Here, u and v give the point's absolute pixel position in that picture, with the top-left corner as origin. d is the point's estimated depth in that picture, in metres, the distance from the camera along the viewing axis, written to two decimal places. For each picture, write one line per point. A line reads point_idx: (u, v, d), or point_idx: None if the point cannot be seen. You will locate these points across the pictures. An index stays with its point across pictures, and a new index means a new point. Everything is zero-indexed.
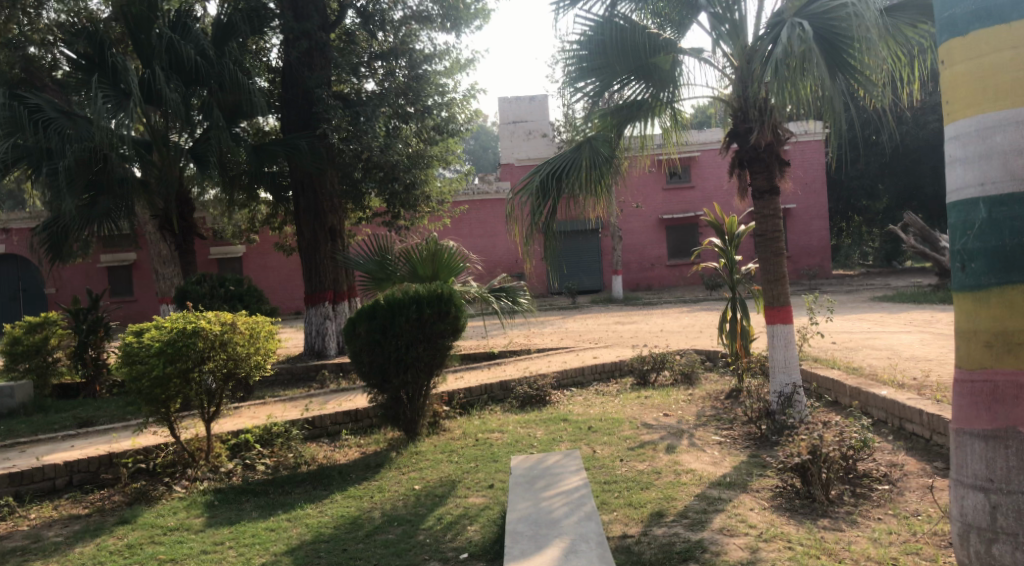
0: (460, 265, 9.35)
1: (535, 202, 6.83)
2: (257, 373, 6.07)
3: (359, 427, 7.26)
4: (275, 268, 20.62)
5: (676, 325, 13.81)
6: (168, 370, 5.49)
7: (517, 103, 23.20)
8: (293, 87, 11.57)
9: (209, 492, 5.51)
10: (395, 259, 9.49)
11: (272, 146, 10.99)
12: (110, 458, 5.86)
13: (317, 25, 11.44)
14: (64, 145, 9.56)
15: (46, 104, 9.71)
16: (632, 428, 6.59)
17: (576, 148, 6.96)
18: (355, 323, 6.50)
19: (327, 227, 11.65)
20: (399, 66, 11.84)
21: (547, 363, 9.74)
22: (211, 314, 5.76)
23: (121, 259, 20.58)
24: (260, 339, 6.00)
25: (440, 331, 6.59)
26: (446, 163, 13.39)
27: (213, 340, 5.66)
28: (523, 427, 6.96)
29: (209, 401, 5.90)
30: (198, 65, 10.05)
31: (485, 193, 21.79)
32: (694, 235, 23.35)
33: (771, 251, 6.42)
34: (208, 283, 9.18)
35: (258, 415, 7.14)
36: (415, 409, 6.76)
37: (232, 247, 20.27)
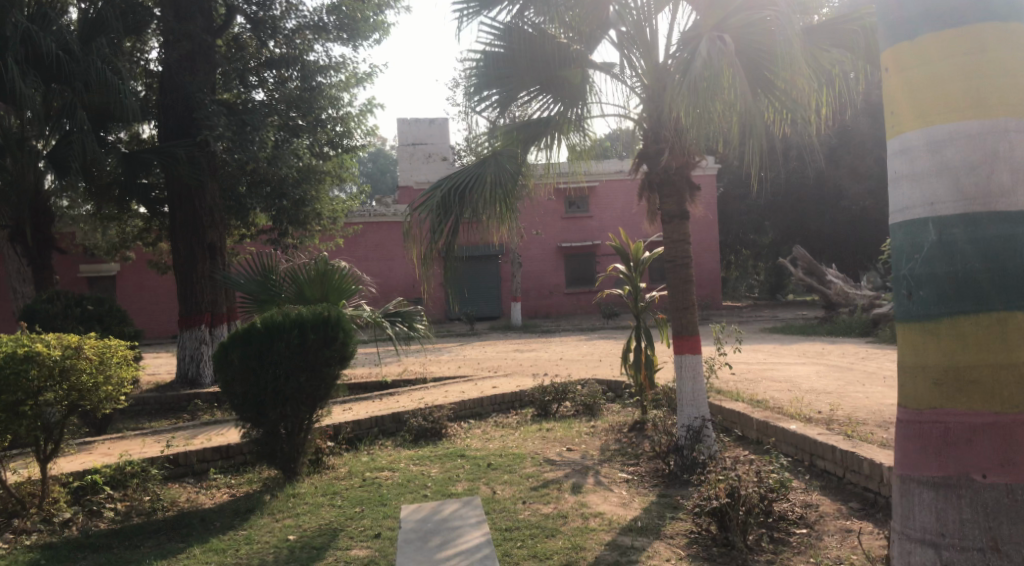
0: (352, 287, 8.67)
1: (434, 219, 6.35)
2: (106, 407, 5.18)
3: (230, 465, 6.46)
4: (152, 288, 19.14)
5: (575, 354, 13.55)
6: None
7: (417, 125, 22.71)
8: (172, 93, 10.39)
9: (36, 549, 4.61)
10: (279, 279, 8.75)
11: (144, 153, 9.88)
12: None
13: (201, 26, 10.48)
14: None
15: None
16: (534, 465, 6.12)
17: (480, 162, 6.52)
18: (227, 348, 5.78)
19: (206, 244, 10.65)
20: (291, 76, 11.16)
21: (442, 393, 9.17)
22: (50, 337, 4.89)
23: None
24: (112, 366, 5.11)
25: (325, 359, 5.93)
26: (340, 180, 12.68)
27: (49, 369, 4.77)
28: (417, 465, 6.35)
29: (46, 437, 5.01)
30: (60, 61, 8.88)
31: (382, 215, 21.08)
32: (592, 264, 23.42)
33: (680, 277, 6.15)
34: (60, 301, 8.15)
35: (110, 454, 6.25)
36: (295, 445, 6.05)
37: (103, 265, 18.63)
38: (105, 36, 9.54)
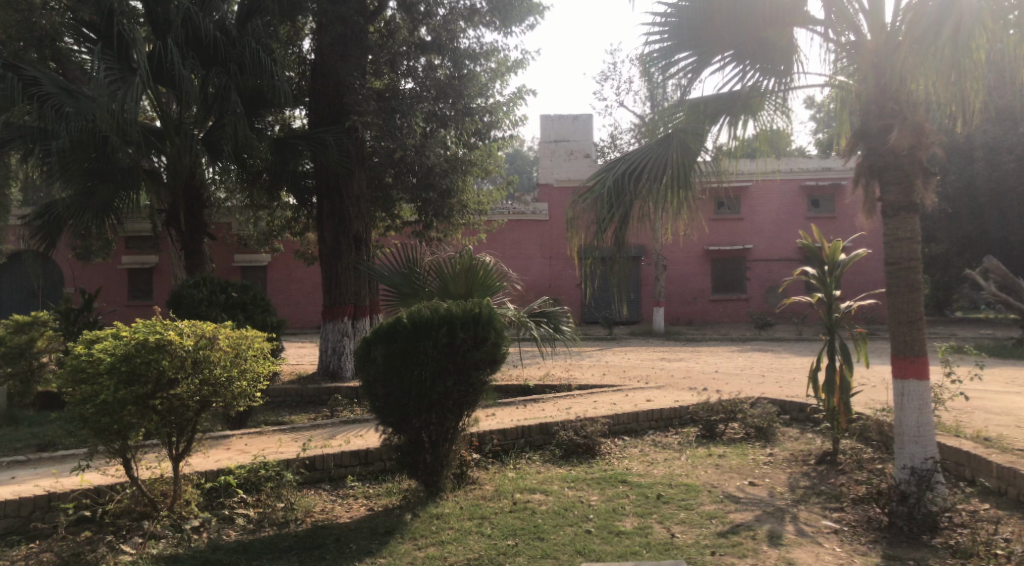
0: (497, 284, 7.95)
1: (603, 206, 5.54)
2: (241, 403, 4.76)
3: (369, 472, 5.90)
4: (300, 278, 19.50)
5: (732, 367, 12.28)
6: (120, 395, 4.21)
7: (561, 122, 21.97)
8: (323, 79, 10.31)
9: (161, 562, 4.15)
10: (423, 273, 8.25)
11: (295, 139, 9.78)
12: (49, 500, 4.54)
13: (355, 9, 10.15)
14: (60, 123, 8.15)
15: (44, 78, 8.29)
16: (713, 501, 5.15)
17: (660, 142, 5.67)
18: (370, 344, 5.20)
19: (351, 234, 10.32)
20: (442, 65, 10.51)
21: (592, 404, 8.30)
22: (184, 325, 4.50)
23: (143, 261, 18.93)
24: (248, 359, 4.70)
25: (474, 362, 5.24)
26: (485, 172, 12.10)
27: (180, 360, 4.38)
28: (573, 490, 5.51)
29: (179, 433, 4.59)
30: (218, 43, 8.82)
31: (522, 213, 20.50)
32: (743, 269, 21.81)
33: (904, 284, 4.94)
34: (207, 287, 7.98)
35: (246, 452, 5.83)
36: (440, 456, 5.38)
37: (256, 255, 19.13)
38: (259, 19, 9.39)
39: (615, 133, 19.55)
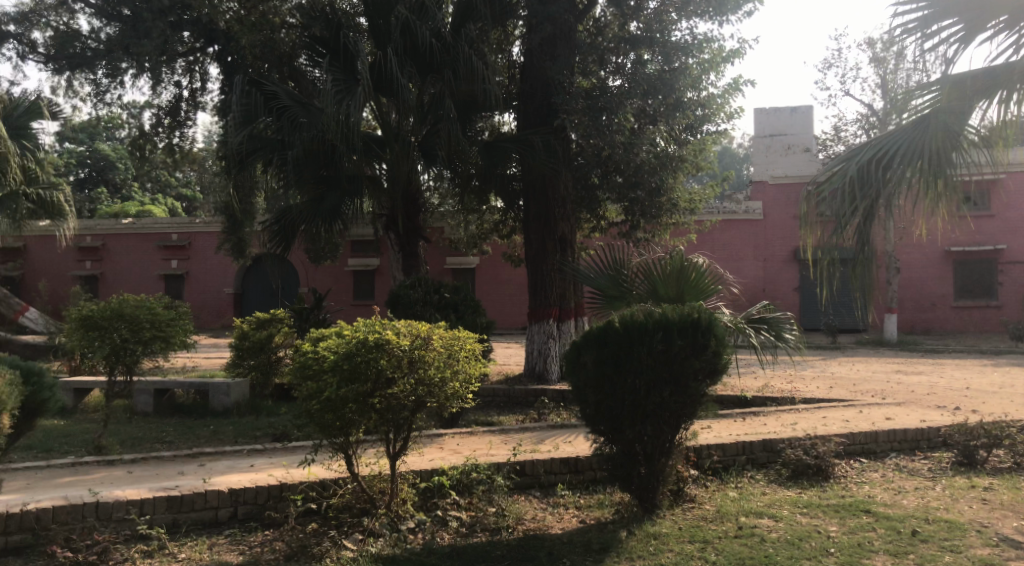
0: (711, 287, 7.40)
1: (844, 201, 4.87)
2: (454, 405, 4.71)
3: (579, 481, 5.68)
4: (507, 280, 19.93)
5: (988, 384, 10.66)
6: (342, 392, 4.32)
7: (776, 115, 20.60)
8: (533, 80, 10.29)
9: (380, 561, 4.15)
10: (631, 275, 7.89)
11: (504, 141, 9.83)
12: (281, 490, 4.71)
13: (565, 8, 10.05)
14: (295, 133, 8.84)
15: (283, 92, 9.04)
16: (986, 545, 4.32)
17: (915, 125, 4.91)
18: (581, 349, 4.98)
19: (558, 236, 10.21)
20: (651, 59, 10.07)
21: (821, 420, 7.48)
22: (400, 324, 4.56)
23: (366, 263, 20.27)
24: (460, 360, 4.65)
25: (693, 372, 4.80)
26: (697, 169, 11.50)
27: (397, 360, 4.41)
28: (806, 517, 4.90)
29: (395, 431, 4.63)
30: (434, 50, 9.09)
31: (733, 212, 19.42)
32: (993, 272, 19.12)
33: None
34: (421, 287, 8.23)
35: (459, 452, 5.83)
36: (656, 472, 4.99)
37: (466, 258, 19.77)
38: (473, 23, 9.57)
39: (839, 124, 17.95)
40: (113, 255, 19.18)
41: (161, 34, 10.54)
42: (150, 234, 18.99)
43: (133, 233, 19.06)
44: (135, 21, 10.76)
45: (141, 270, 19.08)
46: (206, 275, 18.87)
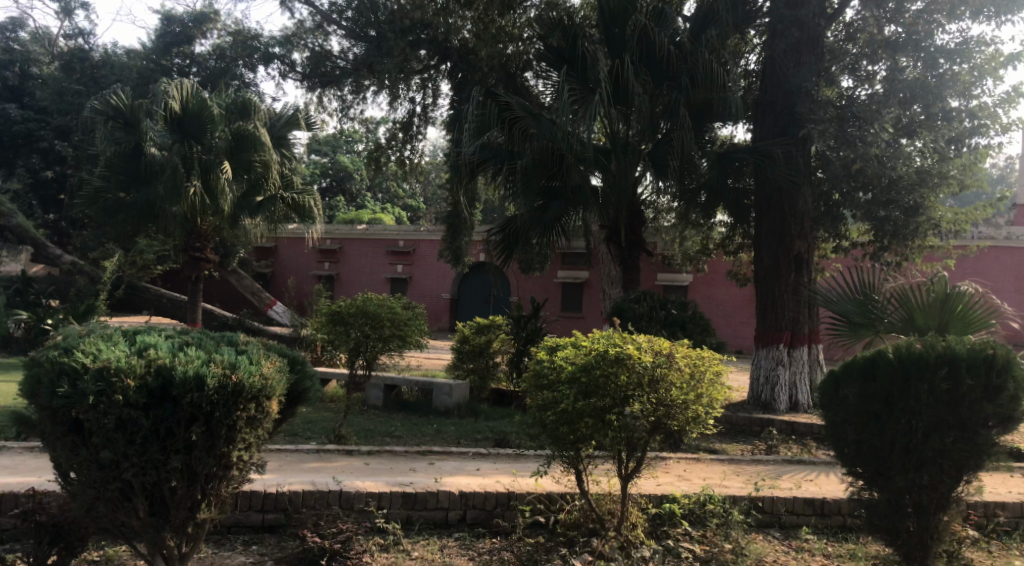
0: (981, 322, 5.87)
1: None
2: (695, 431, 4.32)
3: (826, 526, 5.06)
4: (722, 301, 19.01)
5: None
6: (579, 405, 4.12)
7: None
8: (774, 88, 9.64)
9: None
10: (880, 300, 6.75)
11: (738, 153, 9.29)
12: (509, 498, 4.61)
13: (814, 12, 9.32)
14: (525, 143, 8.89)
15: (515, 102, 9.15)
16: None
17: None
18: (841, 381, 4.29)
19: (792, 254, 9.45)
20: (911, 64, 9.03)
21: None
22: (641, 339, 4.29)
23: (576, 276, 20.26)
24: (704, 382, 4.25)
25: (985, 417, 3.91)
26: (960, 187, 10.17)
27: (636, 377, 4.14)
28: None
29: (629, 451, 4.33)
30: (671, 57, 8.79)
31: (992, 238, 17.11)
32: None
33: None
34: (647, 302, 7.96)
35: (689, 479, 5.44)
36: (930, 532, 4.07)
37: (679, 276, 19.16)
38: (714, 29, 9.15)
39: None
40: (347, 258, 20.80)
41: (401, 52, 11.00)
42: (379, 240, 20.33)
43: (364, 238, 20.51)
44: (379, 40, 11.38)
45: (370, 273, 20.50)
46: (427, 280, 19.85)
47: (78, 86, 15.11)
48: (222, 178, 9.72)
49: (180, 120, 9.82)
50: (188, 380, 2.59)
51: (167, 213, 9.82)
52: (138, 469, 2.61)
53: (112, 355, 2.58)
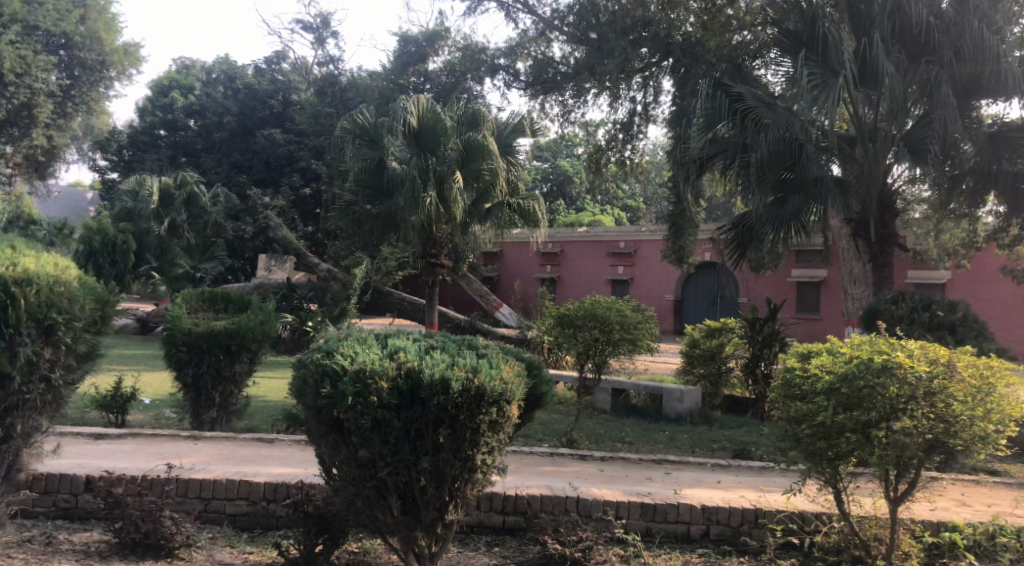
0: None
1: None
2: (983, 455, 3.68)
3: None
4: (990, 300, 16.66)
5: None
6: (839, 419, 3.68)
7: None
8: None
9: None
10: None
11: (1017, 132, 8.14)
12: (756, 516, 4.25)
13: None
14: (759, 135, 8.16)
15: (748, 93, 8.52)
16: None
17: None
18: None
19: None
20: None
21: None
22: (913, 346, 3.74)
23: (812, 275, 18.78)
24: (995, 398, 3.62)
25: None
26: None
27: (908, 389, 3.60)
28: None
29: (901, 473, 3.78)
30: (930, 29, 7.84)
31: None
32: None
33: None
34: (907, 303, 7.10)
35: (970, 506, 4.70)
36: None
37: (936, 273, 17.08)
38: None
39: None
40: (570, 260, 21.02)
41: (622, 51, 10.89)
42: (601, 242, 20.32)
43: (586, 240, 20.63)
44: (601, 43, 11.33)
45: (592, 274, 20.55)
46: (650, 282, 19.45)
47: (330, 109, 16.63)
48: (455, 188, 10.23)
49: (418, 135, 10.45)
50: (434, 384, 2.59)
51: (408, 223, 10.46)
52: (393, 468, 2.64)
53: (367, 358, 2.64)
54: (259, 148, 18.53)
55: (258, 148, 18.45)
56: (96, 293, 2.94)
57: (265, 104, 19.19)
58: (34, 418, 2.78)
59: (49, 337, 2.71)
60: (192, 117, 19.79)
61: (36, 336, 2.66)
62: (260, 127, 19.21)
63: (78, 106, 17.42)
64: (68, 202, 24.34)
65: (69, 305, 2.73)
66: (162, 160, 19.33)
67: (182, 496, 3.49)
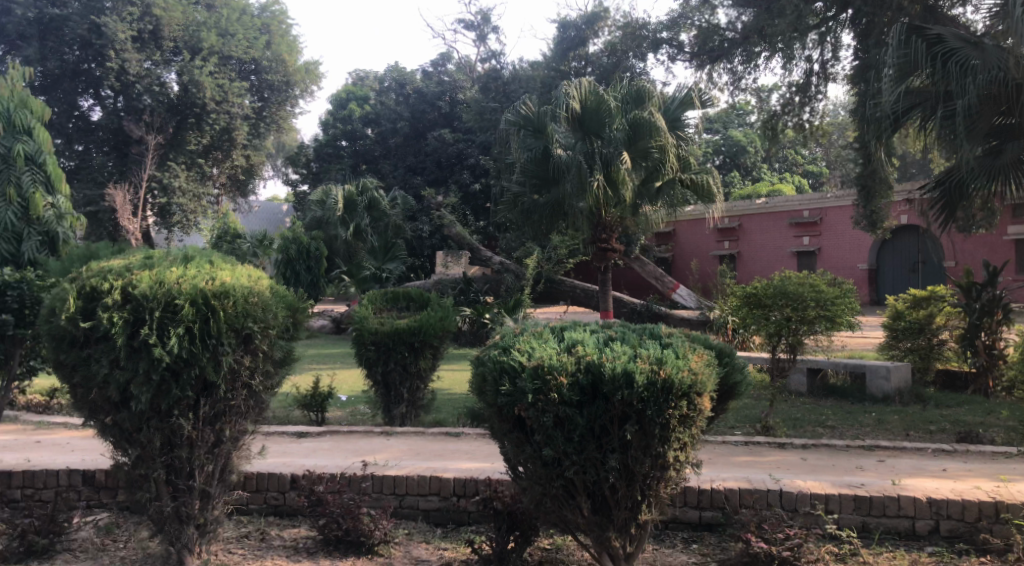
0: None
1: None
2: None
3: None
4: None
5: None
6: None
7: None
8: None
9: None
10: None
11: None
12: (998, 509, 3.60)
13: None
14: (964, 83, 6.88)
15: (948, 32, 7.16)
16: None
17: None
18: None
19: None
20: None
21: None
22: None
23: None
24: None
25: None
26: None
27: None
28: None
29: None
30: None
31: None
32: None
33: None
34: None
35: None
36: None
37: None
38: None
39: None
40: (750, 234, 19.96)
41: (794, 8, 10.00)
42: (782, 212, 19.12)
43: (766, 212, 19.51)
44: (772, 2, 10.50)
45: (774, 248, 19.39)
46: (840, 251, 17.92)
47: (494, 104, 16.84)
48: (622, 169, 9.96)
49: (581, 119, 10.38)
50: (617, 378, 2.43)
51: (575, 210, 10.40)
52: (580, 466, 2.52)
53: (544, 352, 2.53)
54: (430, 149, 19.21)
55: (430, 149, 19.13)
56: (288, 301, 3.09)
57: (434, 106, 19.83)
58: (240, 422, 2.94)
59: (248, 345, 2.85)
60: (369, 126, 20.89)
61: (236, 345, 2.80)
62: (430, 129, 19.89)
63: (270, 126, 18.94)
64: (269, 214, 26.68)
65: (262, 314, 2.87)
66: (345, 169, 20.59)
67: (378, 493, 3.58)
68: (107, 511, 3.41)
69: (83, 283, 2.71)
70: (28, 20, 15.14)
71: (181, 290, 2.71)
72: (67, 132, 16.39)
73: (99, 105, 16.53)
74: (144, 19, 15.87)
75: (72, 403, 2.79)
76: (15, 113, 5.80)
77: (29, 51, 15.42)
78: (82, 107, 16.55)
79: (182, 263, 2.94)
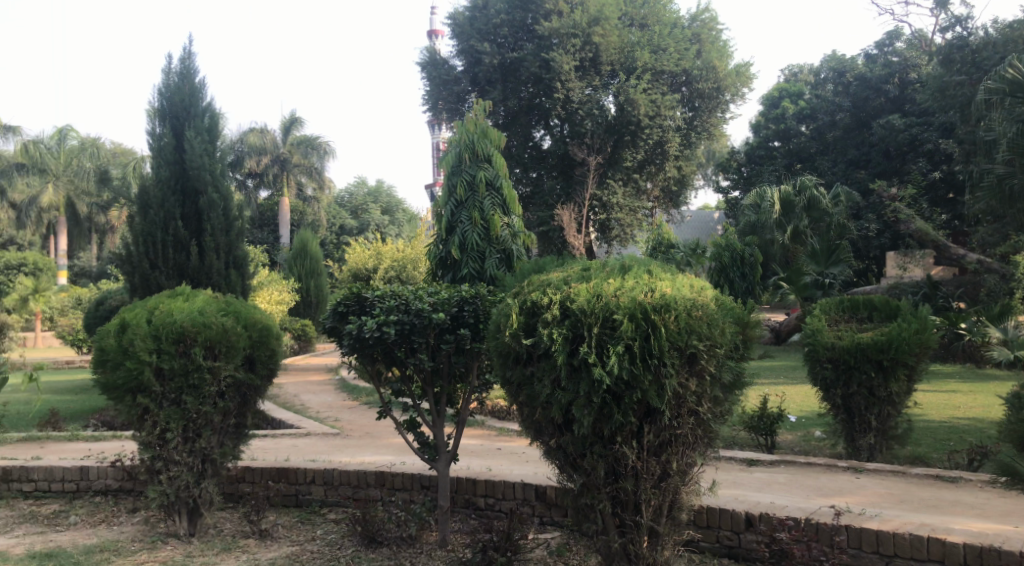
0: None
1: None
2: None
3: None
4: None
5: None
6: None
7: None
8: None
9: None
10: None
11: None
12: None
13: None
14: None
15: None
16: None
17: None
18: None
19: None
20: None
21: None
22: None
23: None
24: None
25: None
26: None
27: None
28: None
29: None
30: None
31: None
32: None
33: None
34: None
35: None
36: None
37: None
38: None
39: None
40: None
41: None
42: None
43: None
44: None
45: None
46: None
47: (961, 76, 13.80)
48: None
49: None
50: None
51: None
52: None
53: None
54: (877, 139, 17.07)
55: (876, 139, 17.02)
56: (736, 314, 2.66)
57: (880, 90, 17.45)
58: (688, 454, 2.60)
59: (693, 367, 2.50)
60: (803, 121, 19.46)
61: (680, 367, 2.47)
62: (876, 116, 17.73)
63: (700, 135, 18.85)
64: (700, 223, 26.63)
65: (708, 330, 2.49)
66: (778, 171, 19.46)
67: (856, 550, 2.92)
68: (559, 530, 3.39)
69: (525, 298, 2.62)
70: (494, 66, 17.43)
71: (620, 304, 2.46)
72: (524, 161, 18.30)
73: (549, 134, 18.28)
74: (586, 49, 17.05)
75: (520, 421, 2.74)
76: (477, 140, 6.43)
77: (494, 94, 17.59)
78: (536, 138, 18.43)
79: (620, 272, 2.69)
